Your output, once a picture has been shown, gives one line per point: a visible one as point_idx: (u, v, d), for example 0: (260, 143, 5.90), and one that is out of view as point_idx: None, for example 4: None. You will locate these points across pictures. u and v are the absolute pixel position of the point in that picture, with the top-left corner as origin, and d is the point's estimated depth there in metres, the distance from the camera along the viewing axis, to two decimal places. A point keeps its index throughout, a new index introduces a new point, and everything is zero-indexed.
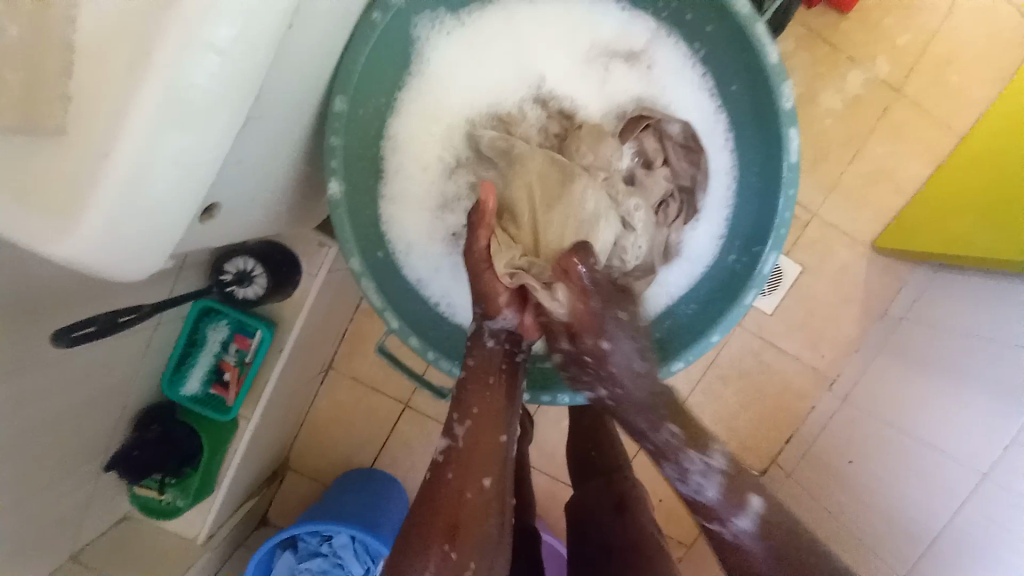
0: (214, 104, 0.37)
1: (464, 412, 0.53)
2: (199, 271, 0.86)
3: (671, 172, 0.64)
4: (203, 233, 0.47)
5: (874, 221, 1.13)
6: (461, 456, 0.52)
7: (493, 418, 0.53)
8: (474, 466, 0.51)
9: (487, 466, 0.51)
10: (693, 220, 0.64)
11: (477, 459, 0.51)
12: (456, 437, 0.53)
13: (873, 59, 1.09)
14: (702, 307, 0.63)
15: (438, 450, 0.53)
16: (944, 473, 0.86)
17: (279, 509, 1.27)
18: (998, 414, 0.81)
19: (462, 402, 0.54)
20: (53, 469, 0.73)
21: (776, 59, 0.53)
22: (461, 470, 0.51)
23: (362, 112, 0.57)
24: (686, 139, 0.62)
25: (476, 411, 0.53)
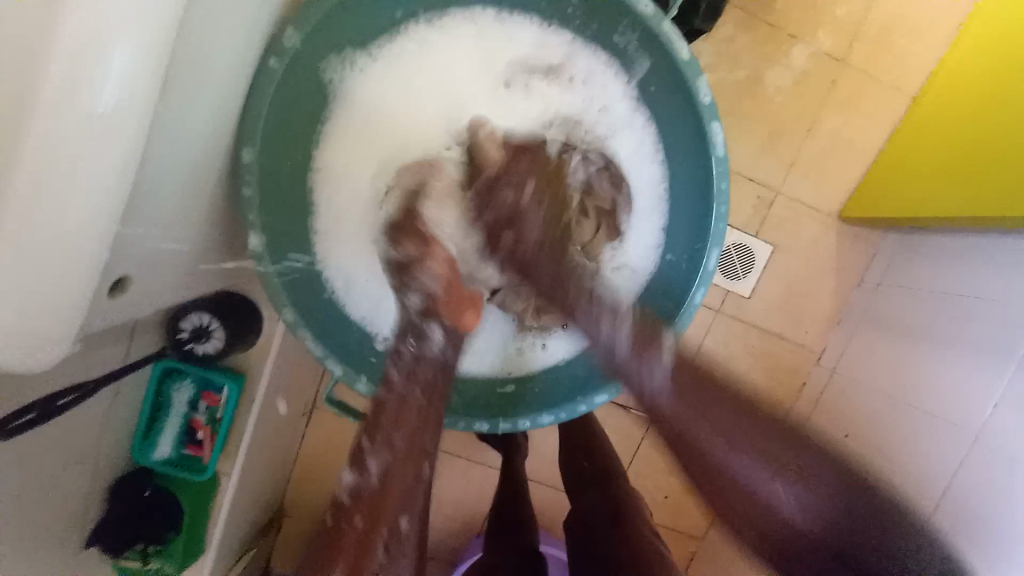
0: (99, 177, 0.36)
1: (380, 442, 0.50)
2: (155, 332, 0.84)
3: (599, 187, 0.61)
4: (119, 306, 0.46)
5: (837, 193, 1.13)
6: (370, 494, 0.49)
7: (413, 448, 0.50)
8: (394, 500, 0.49)
9: (403, 501, 0.50)
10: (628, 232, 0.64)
11: (389, 496, 0.49)
12: (365, 471, 0.50)
13: (813, 33, 1.09)
14: None
15: (346, 484, 0.50)
16: (938, 439, 0.85)
17: (280, 557, 1.24)
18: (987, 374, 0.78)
19: (375, 426, 0.51)
20: (25, 557, 0.71)
21: (688, 55, 0.53)
22: (370, 511, 0.49)
23: (277, 158, 0.56)
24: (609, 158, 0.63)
25: (397, 444, 0.50)
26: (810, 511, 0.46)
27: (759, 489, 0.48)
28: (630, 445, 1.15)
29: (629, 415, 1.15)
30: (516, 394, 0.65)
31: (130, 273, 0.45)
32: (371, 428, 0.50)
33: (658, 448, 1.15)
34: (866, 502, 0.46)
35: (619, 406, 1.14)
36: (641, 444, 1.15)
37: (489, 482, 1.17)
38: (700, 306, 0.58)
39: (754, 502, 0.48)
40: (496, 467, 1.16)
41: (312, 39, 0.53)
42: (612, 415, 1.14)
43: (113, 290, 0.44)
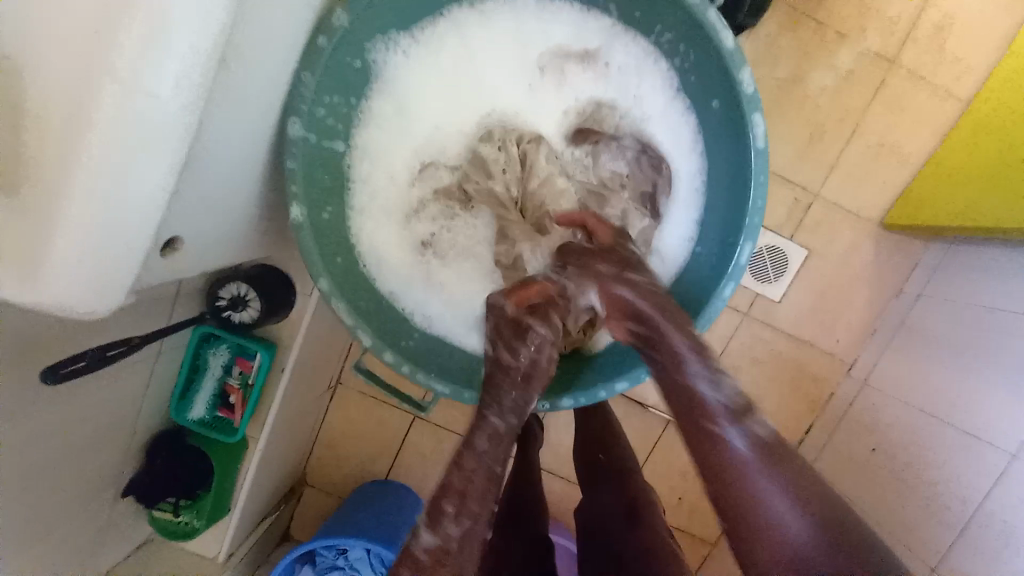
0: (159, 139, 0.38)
1: (477, 448, 0.51)
2: (195, 299, 0.88)
3: (632, 178, 0.64)
4: (168, 266, 0.49)
5: (879, 199, 1.09)
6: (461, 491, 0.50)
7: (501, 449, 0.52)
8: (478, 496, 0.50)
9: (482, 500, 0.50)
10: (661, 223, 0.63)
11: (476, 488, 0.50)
12: (461, 470, 0.51)
13: (862, 32, 1.05)
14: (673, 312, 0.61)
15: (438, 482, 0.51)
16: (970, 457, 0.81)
17: (300, 524, 1.29)
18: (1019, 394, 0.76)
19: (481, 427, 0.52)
20: (70, 499, 0.77)
21: (732, 45, 0.52)
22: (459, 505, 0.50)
23: (320, 134, 0.58)
24: (642, 148, 0.63)
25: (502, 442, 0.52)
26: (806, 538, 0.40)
27: (752, 492, 0.42)
28: (647, 442, 1.15)
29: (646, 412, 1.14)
30: None
31: (180, 235, 0.48)
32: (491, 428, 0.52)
33: (675, 448, 1.14)
34: (847, 558, 0.38)
35: (637, 402, 1.14)
36: (657, 443, 1.14)
37: None
38: (730, 299, 0.57)
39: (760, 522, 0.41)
40: None
41: (360, 20, 0.55)
42: (629, 411, 1.14)
43: (165, 250, 0.47)
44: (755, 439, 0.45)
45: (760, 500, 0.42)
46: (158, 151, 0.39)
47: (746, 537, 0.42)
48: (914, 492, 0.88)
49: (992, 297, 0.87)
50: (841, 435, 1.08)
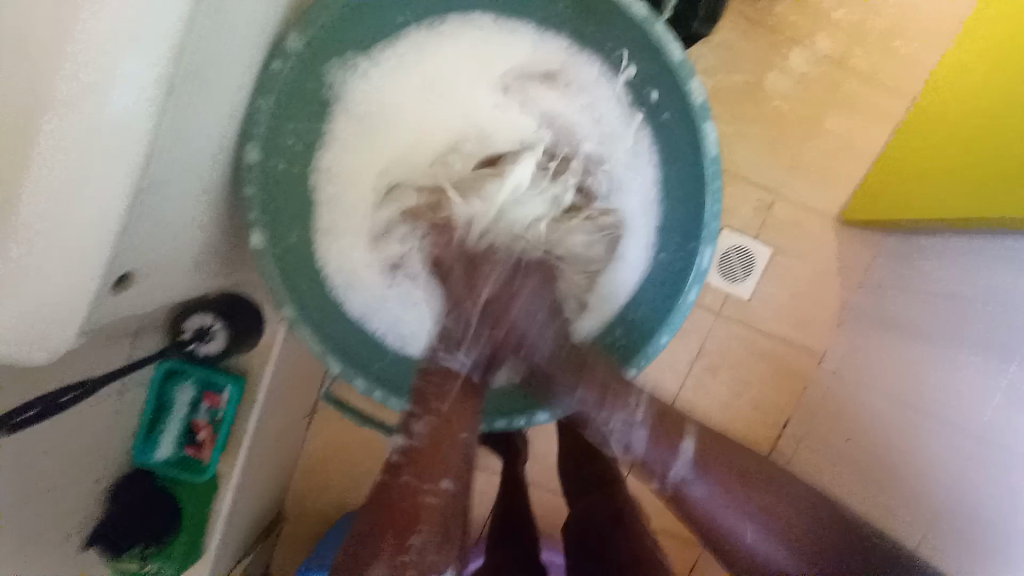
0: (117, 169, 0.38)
1: (424, 410, 0.54)
2: (158, 334, 0.86)
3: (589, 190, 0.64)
4: (124, 301, 0.47)
5: (836, 196, 1.14)
6: (418, 455, 0.52)
7: (460, 414, 0.54)
8: (435, 464, 0.51)
9: (445, 467, 0.51)
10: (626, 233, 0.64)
11: (439, 456, 0.52)
12: (414, 435, 0.53)
13: (811, 38, 1.10)
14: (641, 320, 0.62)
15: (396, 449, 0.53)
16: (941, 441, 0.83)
17: (281, 560, 1.24)
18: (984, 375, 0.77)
19: (423, 397, 0.54)
20: (28, 552, 0.71)
21: (679, 56, 0.54)
22: (417, 470, 0.51)
23: (280, 157, 0.58)
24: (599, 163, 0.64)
25: (442, 410, 0.53)
26: (774, 547, 0.57)
27: (726, 523, 0.59)
28: None
29: None
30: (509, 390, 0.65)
31: (134, 269, 0.46)
32: (420, 398, 0.54)
33: None
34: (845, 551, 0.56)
35: None
36: None
37: (492, 484, 1.17)
38: (694, 304, 0.59)
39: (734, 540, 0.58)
40: (496, 470, 1.16)
41: (315, 44, 0.55)
42: None
43: (117, 286, 0.45)
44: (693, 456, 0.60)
45: (734, 531, 0.58)
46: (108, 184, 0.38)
47: (720, 550, 0.60)
48: (891, 477, 0.91)
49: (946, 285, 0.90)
50: (818, 426, 1.11)
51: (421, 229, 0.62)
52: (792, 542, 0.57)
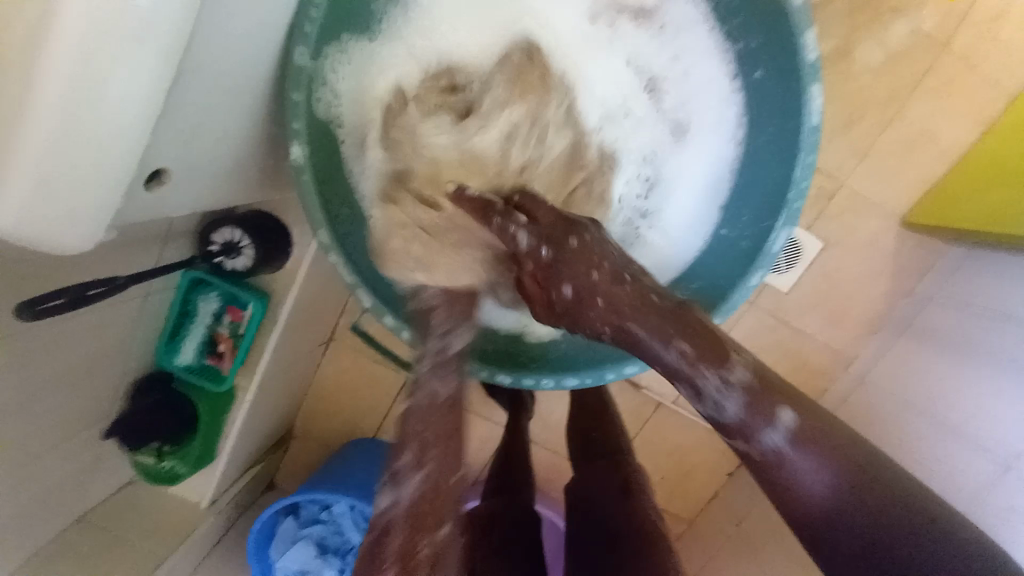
0: (138, 38, 0.33)
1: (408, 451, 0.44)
2: (186, 241, 0.83)
3: (655, 142, 0.59)
4: (153, 201, 0.44)
5: (906, 194, 1.04)
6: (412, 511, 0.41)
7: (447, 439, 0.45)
8: (437, 508, 0.42)
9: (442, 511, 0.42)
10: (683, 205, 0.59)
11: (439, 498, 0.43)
12: (399, 488, 0.42)
13: (916, 10, 0.98)
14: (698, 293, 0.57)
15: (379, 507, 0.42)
16: (946, 453, 0.84)
17: (286, 474, 1.29)
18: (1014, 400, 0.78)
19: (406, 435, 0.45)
20: (54, 434, 0.74)
21: (801, 3, 0.47)
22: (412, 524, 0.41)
23: (332, 65, 0.54)
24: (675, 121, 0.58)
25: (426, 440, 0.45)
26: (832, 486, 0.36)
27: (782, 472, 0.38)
28: (639, 420, 1.15)
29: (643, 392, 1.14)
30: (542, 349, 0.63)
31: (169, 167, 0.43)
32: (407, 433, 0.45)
33: (666, 427, 1.14)
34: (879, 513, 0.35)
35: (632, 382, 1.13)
36: (649, 421, 1.15)
37: (495, 435, 1.18)
38: (757, 288, 0.54)
39: (786, 479, 0.38)
40: (501, 423, 1.17)
41: None
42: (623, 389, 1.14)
43: (150, 182, 0.42)
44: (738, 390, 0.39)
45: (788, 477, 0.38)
46: (150, 62, 0.34)
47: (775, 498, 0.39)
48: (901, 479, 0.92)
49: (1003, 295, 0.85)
50: None
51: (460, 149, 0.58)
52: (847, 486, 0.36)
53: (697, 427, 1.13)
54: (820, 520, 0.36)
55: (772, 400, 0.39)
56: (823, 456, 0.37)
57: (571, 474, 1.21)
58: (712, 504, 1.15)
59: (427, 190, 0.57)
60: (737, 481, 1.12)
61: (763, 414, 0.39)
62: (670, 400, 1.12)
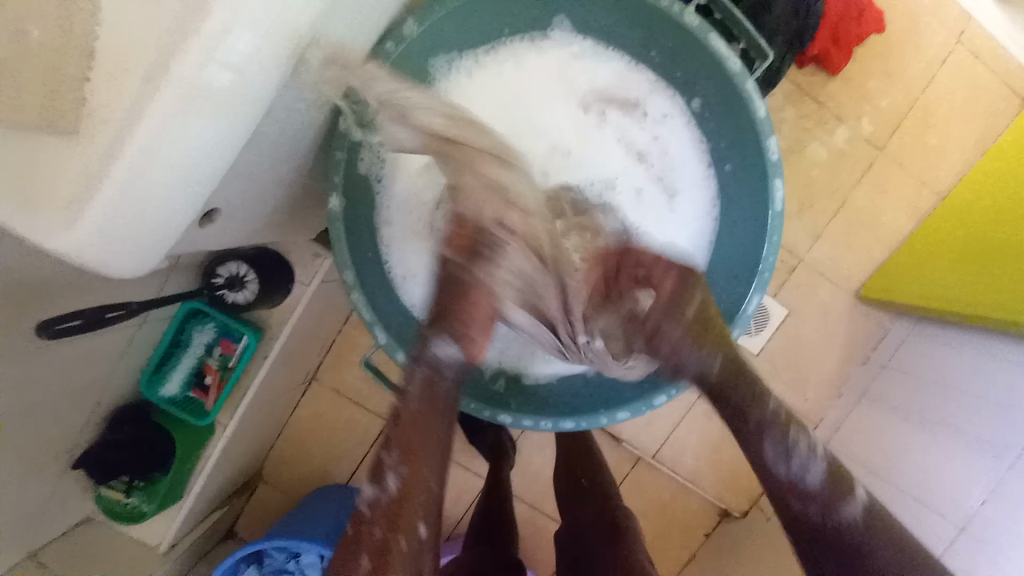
0: (223, 107, 0.38)
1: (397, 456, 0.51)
2: (190, 274, 0.86)
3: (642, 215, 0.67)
4: (201, 235, 0.48)
5: (857, 272, 1.16)
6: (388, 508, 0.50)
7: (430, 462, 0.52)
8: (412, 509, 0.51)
9: (420, 513, 0.51)
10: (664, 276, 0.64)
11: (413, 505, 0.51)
12: (386, 487, 0.51)
13: (858, 117, 1.14)
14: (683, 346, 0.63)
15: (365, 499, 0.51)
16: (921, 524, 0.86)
17: (249, 522, 1.23)
18: (968, 467, 0.83)
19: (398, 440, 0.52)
20: (18, 466, 0.71)
21: (764, 114, 0.56)
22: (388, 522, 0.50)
23: (367, 131, 0.59)
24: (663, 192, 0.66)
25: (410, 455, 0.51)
26: (824, 492, 0.52)
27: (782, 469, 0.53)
28: (615, 475, 1.17)
29: (619, 446, 1.17)
30: (540, 393, 0.69)
31: (220, 208, 0.47)
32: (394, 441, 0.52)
33: (642, 483, 1.16)
34: (870, 537, 0.50)
35: (611, 435, 1.16)
36: (626, 476, 1.17)
37: (473, 485, 1.17)
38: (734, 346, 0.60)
39: (792, 481, 0.53)
40: (480, 473, 1.16)
41: (427, 35, 0.58)
42: (602, 442, 1.17)
43: (203, 219, 0.47)
44: (826, 467, 0.53)
45: (793, 478, 0.53)
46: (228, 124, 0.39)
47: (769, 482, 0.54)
48: None
49: (959, 369, 0.92)
50: None
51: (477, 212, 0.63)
52: (841, 507, 0.51)
53: (672, 483, 1.16)
54: (818, 520, 0.52)
55: (847, 484, 0.53)
56: (812, 458, 0.53)
57: (549, 530, 1.20)
58: (687, 565, 1.15)
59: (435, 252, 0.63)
60: (714, 543, 1.14)
61: (795, 445, 0.53)
62: (646, 455, 1.15)
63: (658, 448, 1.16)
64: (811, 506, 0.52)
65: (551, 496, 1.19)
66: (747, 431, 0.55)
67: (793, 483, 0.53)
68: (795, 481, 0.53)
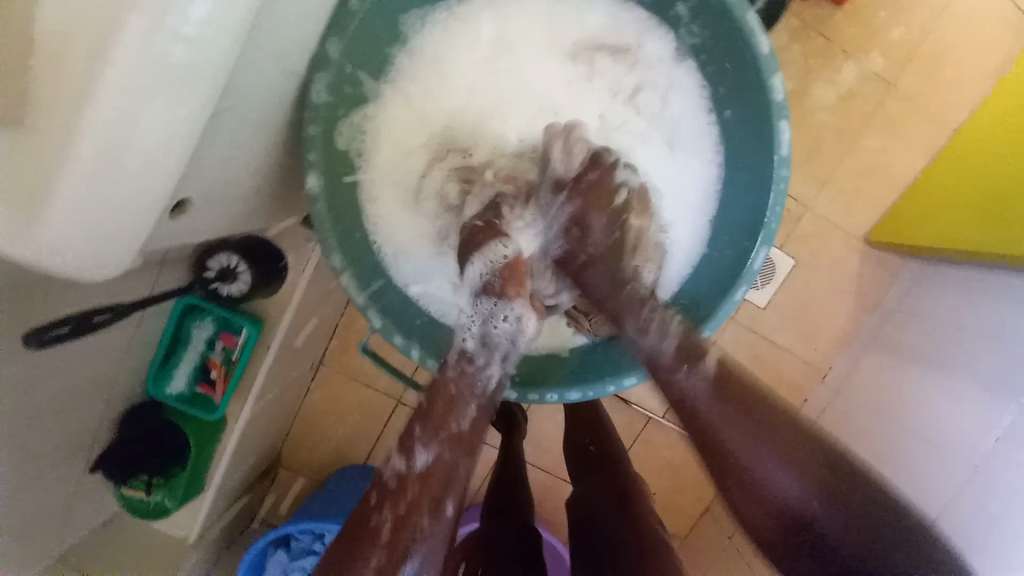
0: (181, 86, 0.35)
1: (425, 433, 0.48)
2: (182, 267, 0.85)
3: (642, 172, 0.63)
4: (175, 227, 0.46)
5: (866, 216, 1.12)
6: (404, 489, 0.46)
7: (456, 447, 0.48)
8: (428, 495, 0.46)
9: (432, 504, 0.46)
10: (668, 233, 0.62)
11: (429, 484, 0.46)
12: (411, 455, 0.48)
13: (866, 52, 1.08)
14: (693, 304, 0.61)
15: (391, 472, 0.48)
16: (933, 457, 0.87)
17: (272, 507, 1.26)
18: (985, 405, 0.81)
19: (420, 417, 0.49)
20: (35, 474, 0.71)
21: (768, 50, 0.52)
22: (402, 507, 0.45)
23: (344, 98, 0.56)
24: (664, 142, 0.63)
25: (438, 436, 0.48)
26: (800, 486, 0.40)
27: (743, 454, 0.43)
28: (627, 438, 1.17)
29: (630, 409, 1.16)
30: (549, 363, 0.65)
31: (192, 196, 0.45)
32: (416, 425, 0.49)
33: (654, 443, 1.17)
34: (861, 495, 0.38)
35: (621, 399, 1.16)
36: (638, 438, 1.17)
37: (486, 458, 1.18)
38: (741, 302, 0.57)
39: (755, 475, 0.42)
40: (493, 446, 1.17)
41: None
42: (612, 407, 1.17)
43: (174, 210, 0.44)
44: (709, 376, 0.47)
45: (747, 459, 0.43)
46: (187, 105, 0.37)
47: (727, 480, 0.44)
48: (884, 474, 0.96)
49: (952, 302, 0.95)
50: None
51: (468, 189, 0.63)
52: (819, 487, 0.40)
53: (684, 441, 1.16)
54: (785, 503, 0.41)
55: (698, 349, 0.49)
56: (783, 456, 0.42)
57: (563, 494, 1.22)
58: (701, 519, 1.17)
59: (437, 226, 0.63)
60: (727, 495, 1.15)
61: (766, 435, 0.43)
62: (657, 416, 1.16)
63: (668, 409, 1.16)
64: (790, 503, 0.40)
65: (564, 462, 1.20)
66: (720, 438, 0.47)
67: (759, 482, 0.42)
68: (740, 450, 0.44)
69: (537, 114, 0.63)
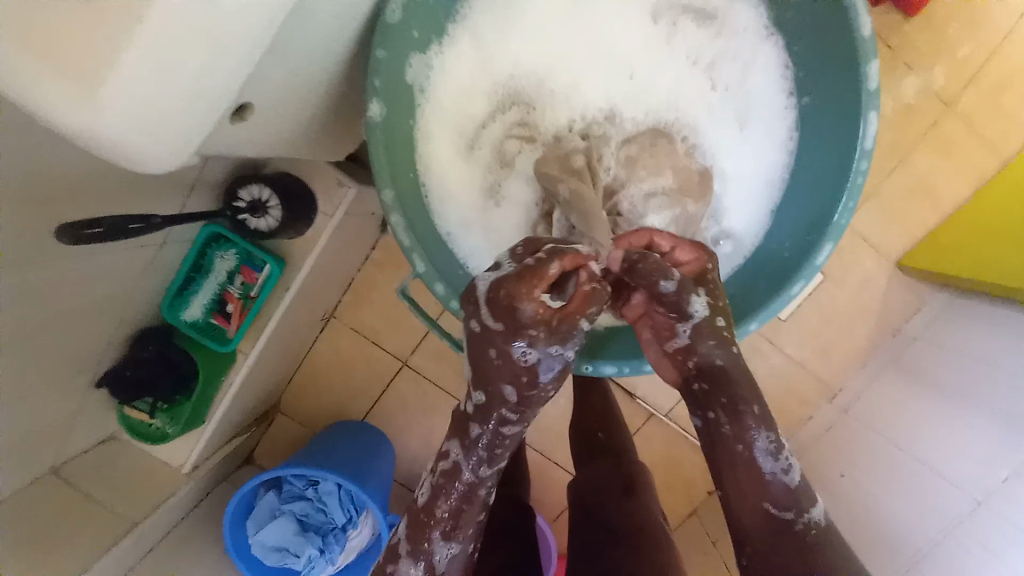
0: None
1: (446, 529, 0.47)
2: (212, 195, 0.84)
3: (708, 156, 0.62)
4: (234, 133, 0.44)
5: (904, 238, 1.09)
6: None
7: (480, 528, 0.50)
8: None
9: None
10: (719, 212, 0.63)
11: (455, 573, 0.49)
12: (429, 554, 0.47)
13: (930, 68, 1.04)
14: (743, 292, 0.58)
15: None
16: (939, 492, 0.86)
17: (266, 452, 1.25)
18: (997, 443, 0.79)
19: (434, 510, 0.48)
20: (43, 380, 0.70)
21: (870, 32, 0.49)
22: None
23: (417, 25, 0.53)
24: (737, 119, 0.61)
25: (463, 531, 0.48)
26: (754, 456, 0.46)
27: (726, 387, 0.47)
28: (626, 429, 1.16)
29: (634, 401, 1.16)
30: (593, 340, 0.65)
31: (254, 101, 0.43)
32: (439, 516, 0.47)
33: (653, 438, 1.16)
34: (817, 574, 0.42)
35: (627, 390, 1.15)
36: (637, 430, 1.16)
37: None
38: (797, 298, 0.54)
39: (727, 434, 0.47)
40: None
41: None
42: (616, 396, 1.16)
43: (235, 114, 0.42)
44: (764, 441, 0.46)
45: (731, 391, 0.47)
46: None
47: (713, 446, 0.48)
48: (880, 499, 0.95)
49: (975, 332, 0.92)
50: (813, 459, 1.11)
51: (530, 146, 0.62)
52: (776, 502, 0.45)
53: (683, 440, 1.15)
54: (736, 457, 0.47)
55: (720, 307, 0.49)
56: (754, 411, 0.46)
57: (554, 477, 1.21)
58: (688, 519, 1.17)
59: (491, 174, 0.62)
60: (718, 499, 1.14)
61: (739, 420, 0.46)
62: (660, 412, 1.15)
63: (674, 406, 1.15)
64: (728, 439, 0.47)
65: (560, 445, 1.20)
66: (720, 433, 0.47)
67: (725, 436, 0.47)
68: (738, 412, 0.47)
69: (607, 77, 0.61)
